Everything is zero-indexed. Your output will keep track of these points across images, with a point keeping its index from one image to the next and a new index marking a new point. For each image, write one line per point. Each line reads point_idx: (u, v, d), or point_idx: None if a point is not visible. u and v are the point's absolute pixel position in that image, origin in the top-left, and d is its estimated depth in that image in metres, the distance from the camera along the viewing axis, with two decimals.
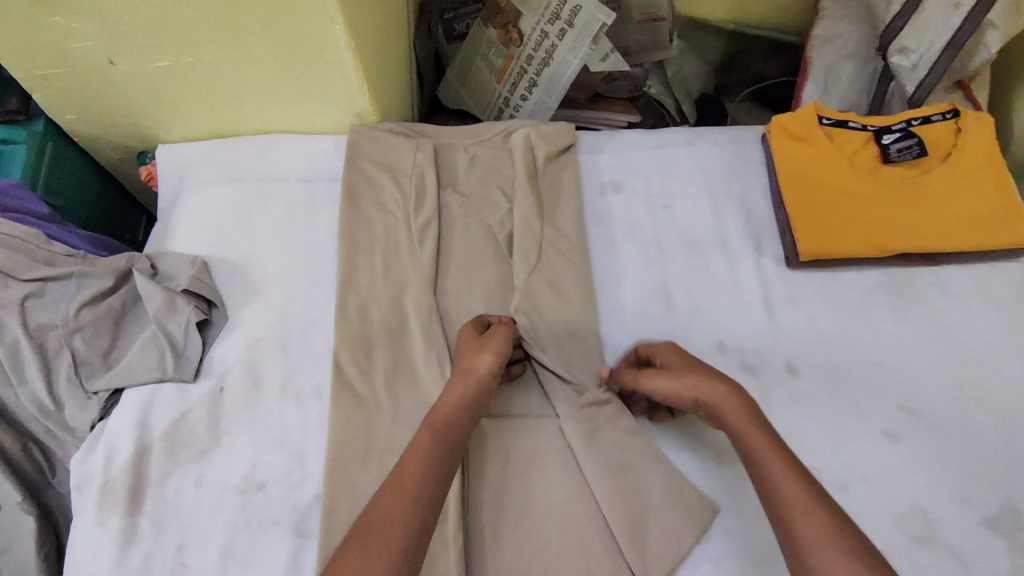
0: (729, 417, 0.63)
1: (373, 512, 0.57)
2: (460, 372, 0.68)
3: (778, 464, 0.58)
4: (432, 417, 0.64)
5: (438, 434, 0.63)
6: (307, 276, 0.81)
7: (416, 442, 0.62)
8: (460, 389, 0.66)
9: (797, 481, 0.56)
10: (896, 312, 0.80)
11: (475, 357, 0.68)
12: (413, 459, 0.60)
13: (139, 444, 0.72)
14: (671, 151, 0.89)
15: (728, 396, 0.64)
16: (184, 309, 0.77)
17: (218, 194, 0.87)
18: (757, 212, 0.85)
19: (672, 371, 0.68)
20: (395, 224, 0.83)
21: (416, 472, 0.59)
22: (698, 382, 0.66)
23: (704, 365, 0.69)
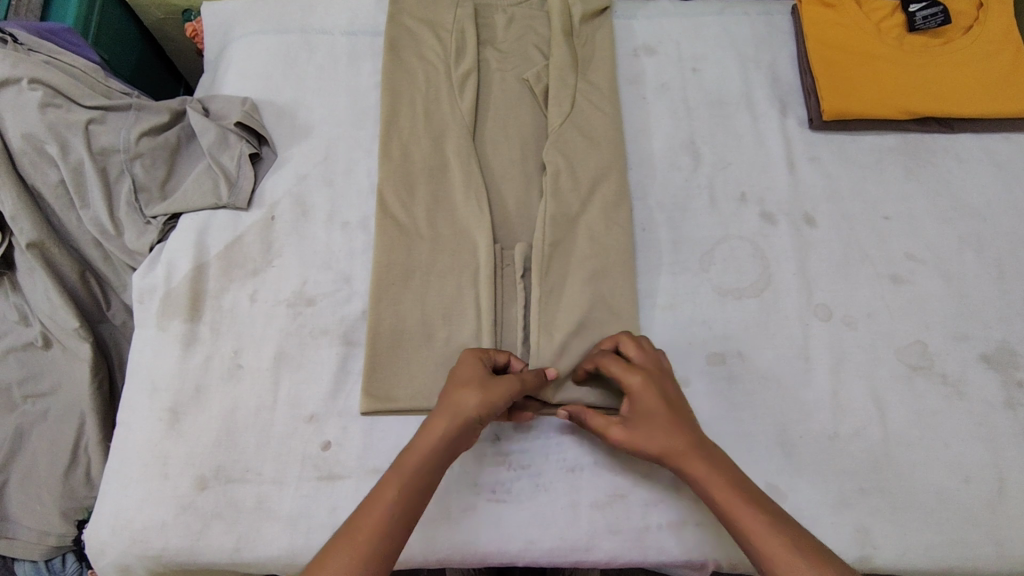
0: (696, 484, 0.59)
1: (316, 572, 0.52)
2: (445, 412, 0.60)
3: (761, 532, 0.54)
4: (406, 457, 0.59)
5: (409, 484, 0.57)
6: (352, 120, 0.86)
7: (382, 491, 0.56)
8: (442, 431, 0.59)
9: (780, 540, 0.53)
10: (909, 172, 0.84)
11: (467, 394, 0.60)
12: (372, 513, 0.55)
13: (198, 260, 0.77)
14: (703, 18, 0.92)
15: (696, 456, 0.59)
16: (236, 143, 0.81)
17: (264, 43, 0.90)
18: (783, 79, 0.89)
19: (634, 434, 0.62)
20: (436, 74, 0.86)
21: (375, 532, 0.54)
22: (669, 449, 0.60)
23: (667, 413, 0.61)
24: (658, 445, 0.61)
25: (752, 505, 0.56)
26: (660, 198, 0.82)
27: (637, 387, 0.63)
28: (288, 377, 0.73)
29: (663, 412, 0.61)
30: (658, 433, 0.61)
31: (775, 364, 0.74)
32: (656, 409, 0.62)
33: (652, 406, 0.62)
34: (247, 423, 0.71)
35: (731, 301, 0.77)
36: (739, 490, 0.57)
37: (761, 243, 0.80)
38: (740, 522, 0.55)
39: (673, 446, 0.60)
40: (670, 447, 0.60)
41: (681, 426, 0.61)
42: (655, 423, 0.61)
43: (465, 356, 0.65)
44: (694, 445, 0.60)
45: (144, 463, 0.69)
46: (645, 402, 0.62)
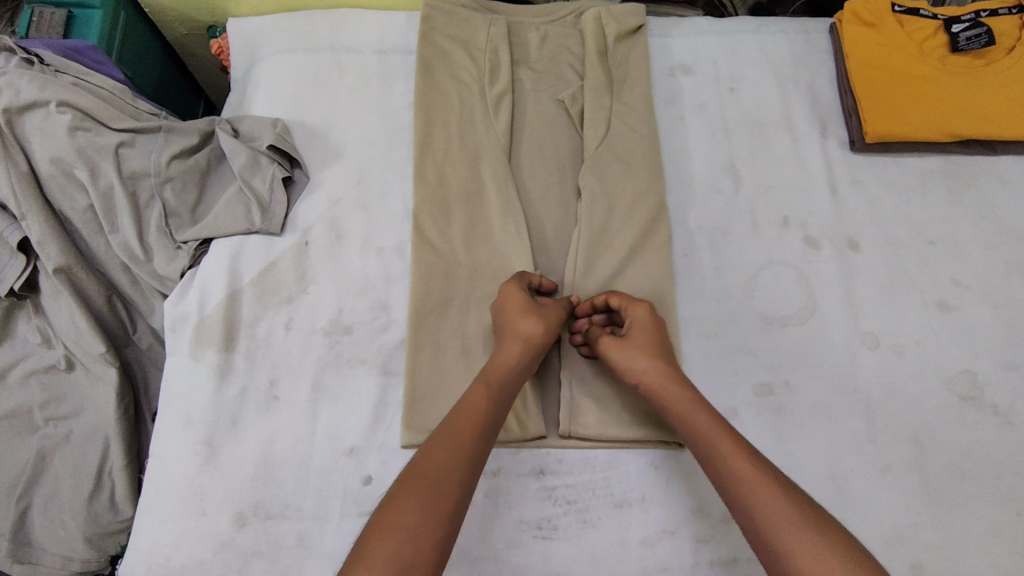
0: (676, 400, 0.63)
1: (423, 463, 0.56)
2: (512, 335, 0.66)
3: (734, 450, 0.57)
4: (486, 375, 0.63)
5: (494, 392, 0.62)
6: (386, 141, 0.84)
7: (471, 396, 0.61)
8: (512, 349, 0.65)
9: (753, 462, 0.56)
10: (951, 195, 0.83)
11: (530, 318, 0.67)
12: (466, 416, 0.59)
13: (231, 288, 0.75)
14: (739, 37, 0.91)
15: (678, 381, 0.64)
16: (269, 166, 0.79)
17: (294, 62, 0.88)
18: (822, 99, 0.88)
19: (630, 346, 0.66)
20: (470, 94, 0.85)
21: (472, 432, 0.58)
22: (657, 365, 0.65)
23: (666, 345, 0.67)
24: (657, 365, 0.65)
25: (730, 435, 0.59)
26: (701, 221, 0.81)
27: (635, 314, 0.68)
28: (326, 409, 0.71)
29: (656, 341, 0.67)
30: (650, 352, 0.65)
31: (823, 393, 0.73)
32: (651, 338, 0.67)
33: (647, 329, 0.67)
34: (285, 456, 0.69)
35: (776, 328, 0.76)
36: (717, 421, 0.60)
37: (805, 269, 0.79)
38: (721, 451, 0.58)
39: (654, 369, 0.64)
40: (658, 366, 0.65)
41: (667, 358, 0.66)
42: (647, 345, 0.66)
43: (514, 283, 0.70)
44: (676, 374, 0.65)
45: (181, 498, 0.68)
46: (643, 323, 0.68)
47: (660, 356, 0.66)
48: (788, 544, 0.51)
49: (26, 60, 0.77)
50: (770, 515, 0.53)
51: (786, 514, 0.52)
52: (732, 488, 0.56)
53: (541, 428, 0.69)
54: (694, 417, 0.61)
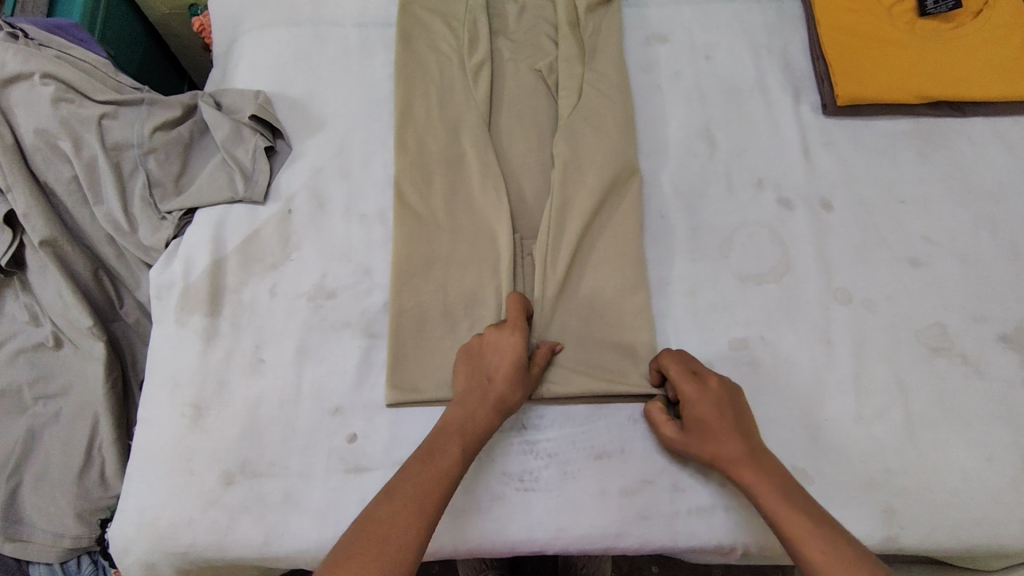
0: (750, 485, 0.61)
1: (379, 527, 0.54)
2: (491, 395, 0.64)
3: (811, 542, 0.55)
4: (455, 433, 0.62)
5: (467, 446, 0.61)
6: (367, 111, 0.85)
7: (442, 451, 0.60)
8: (482, 403, 0.64)
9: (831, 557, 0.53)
10: (921, 155, 0.85)
11: (514, 387, 0.66)
12: (431, 479, 0.58)
13: (215, 255, 0.76)
14: (714, 5, 0.93)
15: (750, 462, 0.61)
16: (251, 137, 0.81)
17: (275, 36, 0.90)
18: (796, 65, 0.90)
19: (689, 435, 0.65)
20: (449, 65, 0.87)
21: (437, 497, 0.57)
22: (726, 451, 0.62)
23: (729, 421, 0.64)
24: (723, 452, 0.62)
25: (800, 510, 0.57)
26: (678, 185, 0.82)
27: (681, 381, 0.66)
28: (311, 371, 0.72)
29: (720, 422, 0.64)
30: (713, 441, 0.63)
31: (797, 347, 0.75)
32: (710, 420, 0.64)
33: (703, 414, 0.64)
34: (271, 417, 0.70)
35: (752, 286, 0.77)
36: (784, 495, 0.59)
37: (779, 228, 0.80)
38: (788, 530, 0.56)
39: (728, 454, 0.62)
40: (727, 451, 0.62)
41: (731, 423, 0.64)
42: (711, 430, 0.64)
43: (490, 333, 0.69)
44: (745, 453, 0.62)
45: (169, 459, 0.69)
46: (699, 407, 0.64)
47: (724, 439, 0.63)
48: None
49: (11, 34, 0.78)
50: None
51: None
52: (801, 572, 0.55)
53: None
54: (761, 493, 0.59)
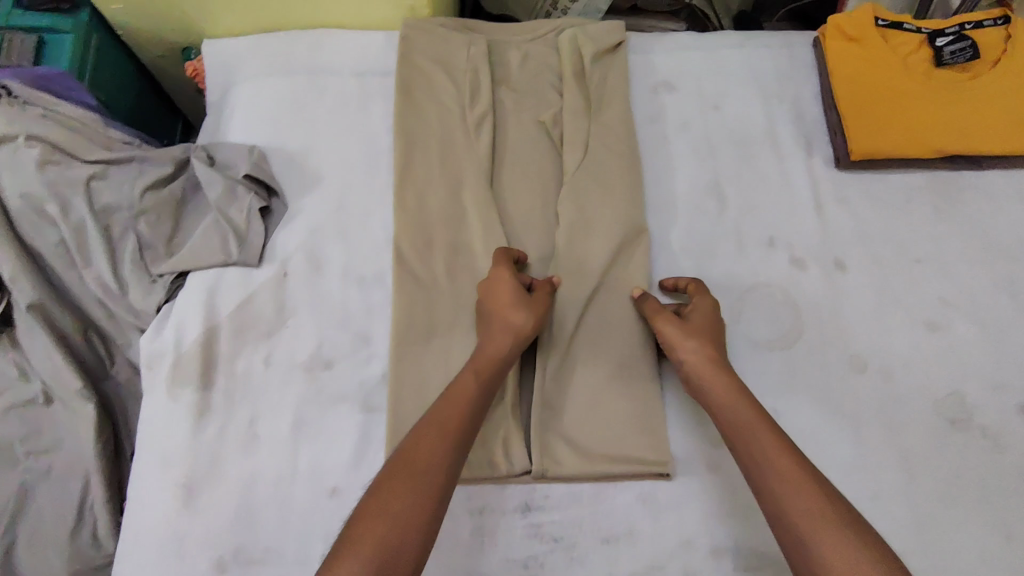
0: (716, 386, 0.65)
1: (412, 451, 0.58)
2: (501, 326, 0.68)
3: (772, 442, 0.60)
4: (475, 367, 0.65)
5: (481, 382, 0.64)
6: (365, 166, 0.82)
7: (462, 385, 0.64)
8: (501, 338, 0.67)
9: (790, 456, 0.59)
10: (937, 211, 0.82)
11: (520, 315, 0.69)
12: (455, 407, 0.62)
13: (208, 323, 0.74)
14: (723, 52, 0.90)
15: (722, 369, 0.66)
16: (245, 196, 0.78)
17: (271, 86, 0.87)
18: (808, 115, 0.87)
19: (683, 328, 0.69)
20: (450, 118, 0.84)
21: (460, 420, 0.61)
22: (704, 351, 0.67)
23: (720, 334, 0.70)
24: (704, 353, 0.67)
25: (765, 420, 0.62)
26: (687, 243, 0.80)
27: (707, 326, 0.70)
28: (307, 447, 0.69)
29: (712, 330, 0.70)
30: (702, 338, 0.68)
31: (811, 420, 0.72)
32: (705, 327, 0.70)
33: (704, 320, 0.70)
34: (266, 496, 0.68)
35: (764, 353, 0.74)
36: (786, 450, 0.59)
37: (792, 291, 0.78)
38: (780, 474, 0.57)
39: (705, 355, 0.67)
40: (708, 352, 0.67)
41: (737, 378, 0.66)
42: (702, 332, 0.69)
43: (505, 273, 0.71)
44: (723, 363, 0.67)
45: (160, 544, 0.66)
46: (702, 310, 0.71)
47: (711, 341, 0.68)
48: (819, 535, 0.53)
49: None
50: (804, 513, 0.55)
51: (817, 505, 0.55)
52: (748, 458, 0.60)
53: (526, 461, 0.68)
54: (766, 447, 0.59)
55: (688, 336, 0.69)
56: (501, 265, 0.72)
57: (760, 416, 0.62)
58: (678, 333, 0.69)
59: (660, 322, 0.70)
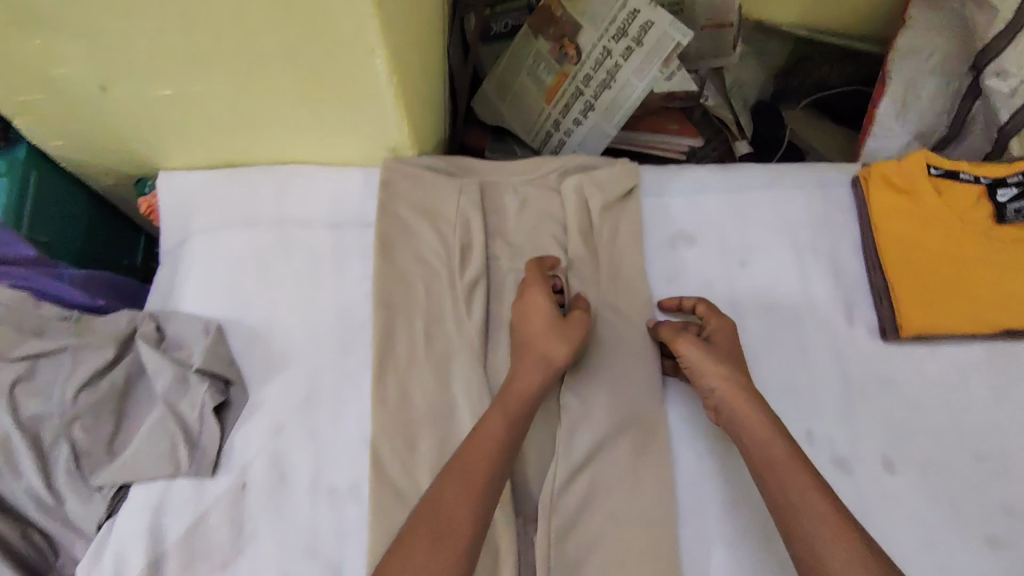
0: (746, 415, 0.61)
1: (439, 502, 0.55)
2: (535, 360, 0.65)
3: (808, 482, 0.56)
4: (502, 405, 0.62)
5: (512, 423, 0.61)
6: (339, 344, 0.72)
7: (488, 431, 0.59)
8: (533, 370, 0.64)
9: (826, 498, 0.55)
10: (996, 393, 0.72)
11: (556, 346, 0.65)
12: (482, 447, 0.58)
13: (151, 555, 0.63)
14: (749, 194, 0.79)
15: (754, 395, 0.62)
16: (198, 388, 0.67)
17: (232, 241, 0.76)
18: (848, 272, 0.76)
19: (709, 351, 0.65)
20: (437, 282, 0.73)
21: (488, 465, 0.57)
22: (735, 377, 0.63)
23: (746, 364, 0.66)
24: (736, 380, 0.63)
25: (802, 463, 0.57)
26: (711, 439, 0.69)
27: (731, 350, 0.67)
28: None
29: (738, 358, 0.66)
30: (731, 365, 0.64)
31: None
32: (732, 353, 0.66)
33: (725, 348, 0.67)
34: None
35: None
36: (823, 491, 0.55)
37: None
38: (822, 525, 0.53)
39: (733, 383, 0.63)
40: (738, 377, 0.63)
41: (769, 408, 0.62)
42: (729, 359, 0.65)
43: (537, 297, 0.67)
44: (754, 389, 0.63)
45: None
46: (726, 342, 0.67)
47: (740, 370, 0.64)
48: None
49: None
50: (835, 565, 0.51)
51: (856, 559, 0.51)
52: (779, 502, 0.56)
53: None
54: (802, 489, 0.55)
55: (712, 359, 0.65)
56: (535, 287, 0.68)
57: (791, 449, 0.58)
58: (702, 355, 0.65)
59: (682, 346, 0.66)
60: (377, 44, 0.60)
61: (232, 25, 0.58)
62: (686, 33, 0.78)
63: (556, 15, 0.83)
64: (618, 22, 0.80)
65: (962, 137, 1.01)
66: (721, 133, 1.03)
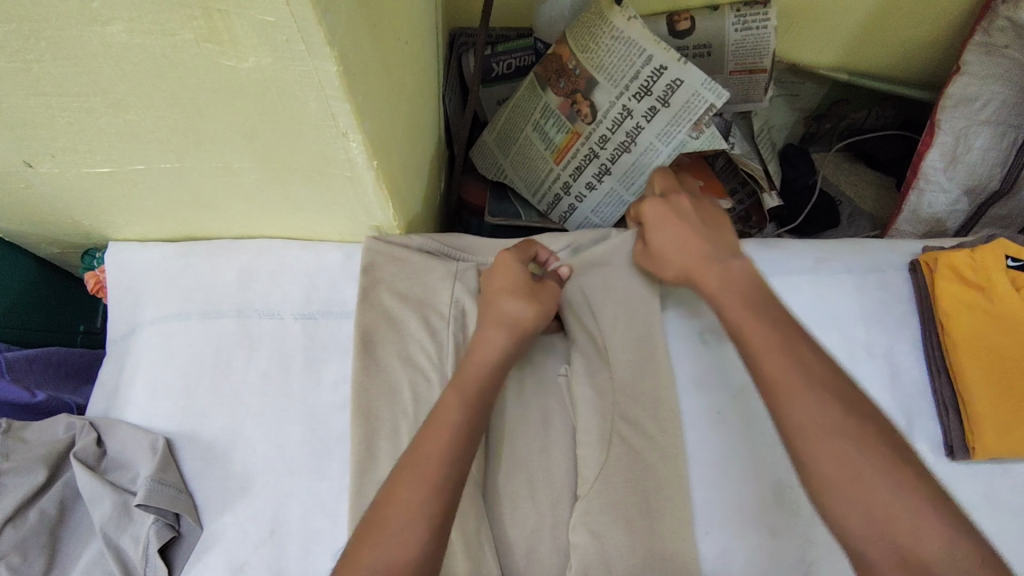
0: (708, 285, 0.58)
1: (389, 502, 0.47)
2: (492, 321, 0.59)
3: (761, 342, 0.50)
4: (457, 382, 0.55)
5: (469, 404, 0.53)
6: (312, 464, 0.61)
7: (444, 412, 0.52)
8: (491, 337, 0.58)
9: (790, 362, 0.48)
10: None
11: (513, 303, 0.60)
12: (437, 436, 0.50)
13: None
14: (790, 277, 0.69)
15: (707, 264, 0.58)
16: (143, 522, 0.56)
17: (187, 334, 0.66)
18: (904, 376, 0.66)
19: (653, 251, 0.64)
20: (427, 388, 0.62)
21: (445, 456, 0.49)
22: (681, 256, 0.60)
23: (692, 223, 0.61)
24: (680, 260, 0.60)
25: (761, 318, 0.52)
26: None
27: (691, 221, 0.62)
28: None
29: (676, 226, 0.62)
30: (671, 245, 0.61)
31: None
32: (666, 229, 0.62)
33: (659, 220, 0.63)
34: None
35: None
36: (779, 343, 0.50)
37: None
38: (783, 395, 0.47)
39: (682, 258, 0.60)
40: (682, 256, 0.60)
41: (733, 268, 0.57)
42: (665, 237, 0.62)
43: (508, 260, 0.62)
44: (706, 251, 0.59)
45: None
46: (656, 218, 0.63)
47: (682, 242, 0.61)
48: (831, 473, 0.44)
49: None
50: (805, 443, 0.45)
51: (823, 428, 0.45)
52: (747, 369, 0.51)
53: None
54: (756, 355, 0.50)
55: (673, 237, 0.61)
56: (507, 252, 0.63)
57: (749, 306, 0.54)
58: (664, 237, 0.62)
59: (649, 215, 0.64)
60: (353, 128, 0.48)
61: (175, 102, 0.46)
62: (720, 95, 0.68)
63: (569, 68, 0.76)
64: (639, 79, 0.71)
65: (1014, 191, 0.86)
66: (748, 185, 0.92)
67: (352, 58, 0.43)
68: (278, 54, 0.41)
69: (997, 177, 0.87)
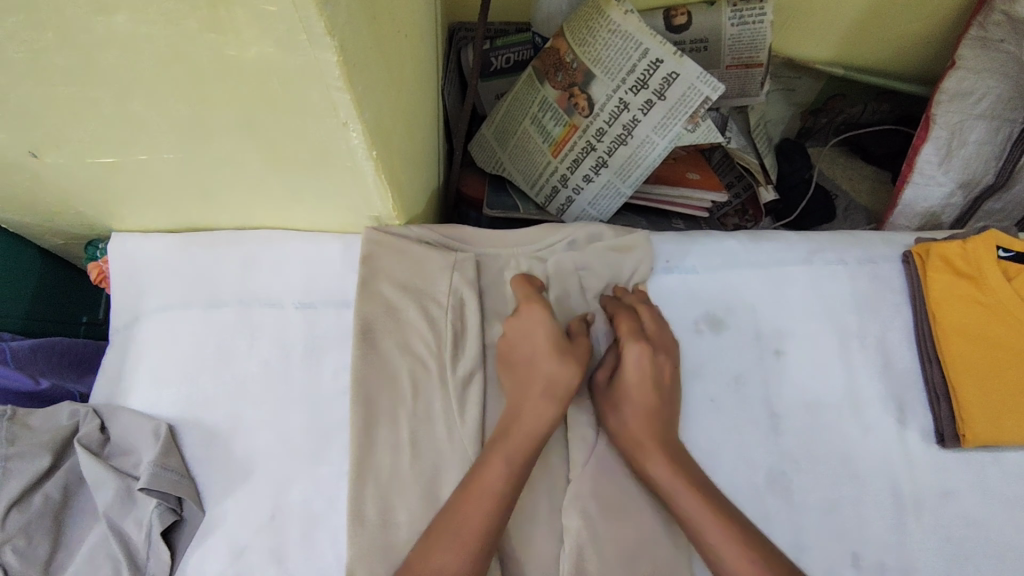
0: (642, 467, 0.58)
1: (422, 560, 0.51)
2: (538, 385, 0.59)
3: (700, 514, 0.55)
4: (504, 440, 0.56)
5: (516, 470, 0.55)
6: (312, 450, 0.62)
7: (486, 479, 0.54)
8: (535, 404, 0.58)
9: (724, 534, 0.54)
10: None
11: (559, 369, 0.59)
12: (477, 504, 0.53)
13: None
14: (786, 268, 0.69)
15: (652, 444, 0.58)
16: (145, 506, 0.58)
17: (189, 324, 0.67)
18: (896, 366, 0.67)
19: (608, 407, 0.61)
20: (426, 376, 0.63)
21: (482, 527, 0.53)
22: (634, 425, 0.59)
23: (657, 389, 0.60)
24: (632, 426, 0.59)
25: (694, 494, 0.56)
26: None
27: (646, 386, 0.60)
28: None
29: (648, 391, 0.60)
30: (631, 410, 0.60)
31: None
32: (636, 393, 0.60)
33: (633, 374, 0.60)
34: None
35: None
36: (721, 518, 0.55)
37: None
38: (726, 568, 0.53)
39: (634, 425, 0.59)
40: (632, 425, 0.59)
41: (675, 456, 0.58)
42: (632, 395, 0.60)
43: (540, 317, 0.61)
44: (659, 432, 0.59)
45: None
46: (631, 367, 0.61)
47: (644, 412, 0.59)
48: None
49: None
50: None
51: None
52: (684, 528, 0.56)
53: None
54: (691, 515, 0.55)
55: (616, 405, 0.60)
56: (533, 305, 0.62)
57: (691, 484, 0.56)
58: (609, 399, 0.61)
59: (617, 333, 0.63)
60: (353, 117, 0.49)
61: (179, 93, 0.47)
62: (715, 88, 0.69)
63: (566, 62, 0.77)
64: (636, 72, 0.72)
65: (1009, 184, 0.87)
66: (744, 178, 0.93)
67: (352, 50, 0.44)
68: (280, 44, 0.41)
69: (992, 172, 0.88)
